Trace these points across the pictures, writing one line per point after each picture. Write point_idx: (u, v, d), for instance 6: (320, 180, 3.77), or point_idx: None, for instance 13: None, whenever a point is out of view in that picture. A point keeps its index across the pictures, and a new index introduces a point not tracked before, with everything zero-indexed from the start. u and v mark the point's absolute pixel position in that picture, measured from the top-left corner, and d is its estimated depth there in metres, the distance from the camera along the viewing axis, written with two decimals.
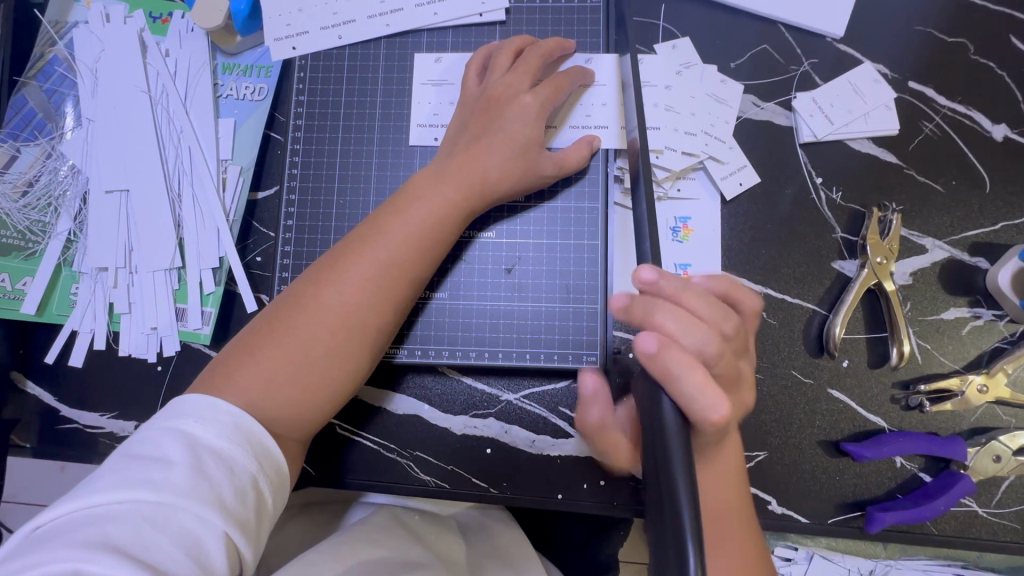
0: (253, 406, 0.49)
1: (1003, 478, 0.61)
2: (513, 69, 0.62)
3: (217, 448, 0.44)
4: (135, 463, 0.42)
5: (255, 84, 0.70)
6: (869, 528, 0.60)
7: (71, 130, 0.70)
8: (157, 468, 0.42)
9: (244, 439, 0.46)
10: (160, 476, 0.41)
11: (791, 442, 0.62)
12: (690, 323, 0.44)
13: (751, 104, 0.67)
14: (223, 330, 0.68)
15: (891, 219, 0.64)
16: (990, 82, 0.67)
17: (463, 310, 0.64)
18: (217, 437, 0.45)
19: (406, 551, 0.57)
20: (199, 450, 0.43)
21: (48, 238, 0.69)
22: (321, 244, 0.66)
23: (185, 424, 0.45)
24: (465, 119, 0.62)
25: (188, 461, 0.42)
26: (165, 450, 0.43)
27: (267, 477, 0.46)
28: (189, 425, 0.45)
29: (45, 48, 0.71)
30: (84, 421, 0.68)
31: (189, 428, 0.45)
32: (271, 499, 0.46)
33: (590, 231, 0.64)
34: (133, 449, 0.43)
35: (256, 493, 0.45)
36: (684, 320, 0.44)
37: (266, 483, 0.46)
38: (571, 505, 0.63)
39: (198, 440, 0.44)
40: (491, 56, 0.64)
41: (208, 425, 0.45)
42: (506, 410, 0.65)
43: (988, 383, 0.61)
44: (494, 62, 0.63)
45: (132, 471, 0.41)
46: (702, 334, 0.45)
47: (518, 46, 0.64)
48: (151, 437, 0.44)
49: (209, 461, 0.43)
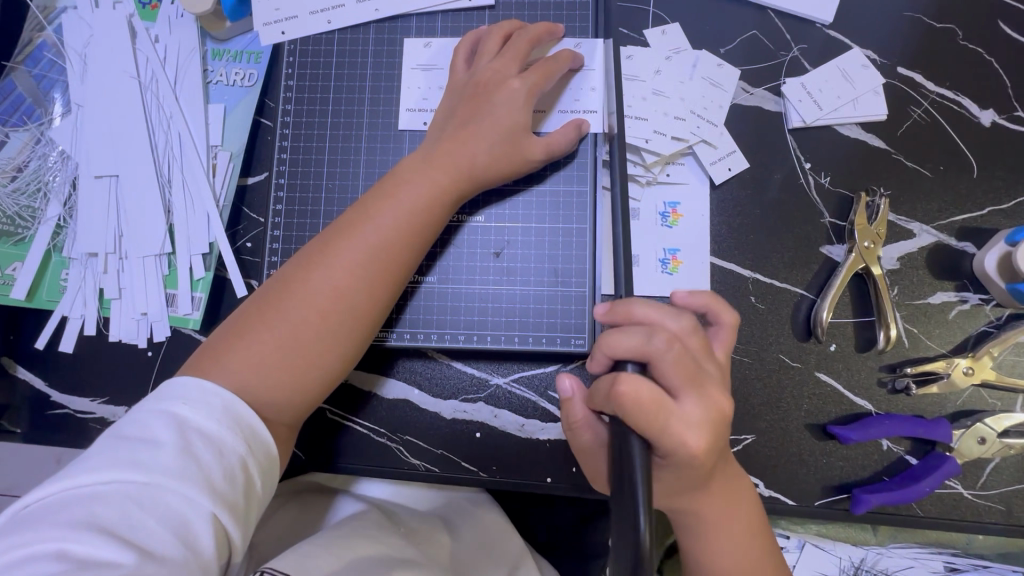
0: (242, 389, 0.49)
1: (988, 460, 0.62)
2: (501, 54, 0.62)
3: (206, 431, 0.44)
4: (125, 444, 0.42)
5: (245, 70, 0.70)
6: (855, 509, 0.60)
7: (60, 116, 0.70)
8: (145, 449, 0.42)
9: (233, 422, 0.46)
10: (148, 457, 0.41)
11: (778, 426, 0.62)
12: (635, 340, 0.47)
13: (741, 90, 0.67)
14: (213, 315, 0.68)
15: (879, 204, 0.64)
16: (978, 67, 0.67)
17: (452, 295, 0.64)
18: (206, 419, 0.45)
19: (396, 545, 0.58)
20: (188, 432, 0.44)
21: (37, 223, 0.69)
22: (310, 228, 0.66)
23: (175, 407, 0.45)
24: (453, 104, 0.62)
25: (176, 442, 0.42)
26: (154, 432, 0.43)
27: (257, 460, 0.46)
28: (178, 407, 0.45)
29: (34, 33, 0.71)
30: (74, 407, 0.68)
31: (178, 410, 0.45)
32: (260, 482, 0.46)
33: (579, 215, 0.64)
34: (122, 430, 0.44)
35: (245, 475, 0.45)
36: (634, 337, 0.47)
37: (255, 465, 0.46)
38: (560, 488, 0.64)
39: (187, 422, 0.44)
40: (480, 42, 0.64)
41: (198, 407, 0.45)
42: (495, 394, 0.65)
43: (973, 366, 0.61)
44: (484, 47, 0.63)
45: (121, 452, 0.42)
46: (647, 345, 0.47)
47: (507, 32, 0.63)
48: (141, 419, 0.44)
49: (198, 443, 0.43)
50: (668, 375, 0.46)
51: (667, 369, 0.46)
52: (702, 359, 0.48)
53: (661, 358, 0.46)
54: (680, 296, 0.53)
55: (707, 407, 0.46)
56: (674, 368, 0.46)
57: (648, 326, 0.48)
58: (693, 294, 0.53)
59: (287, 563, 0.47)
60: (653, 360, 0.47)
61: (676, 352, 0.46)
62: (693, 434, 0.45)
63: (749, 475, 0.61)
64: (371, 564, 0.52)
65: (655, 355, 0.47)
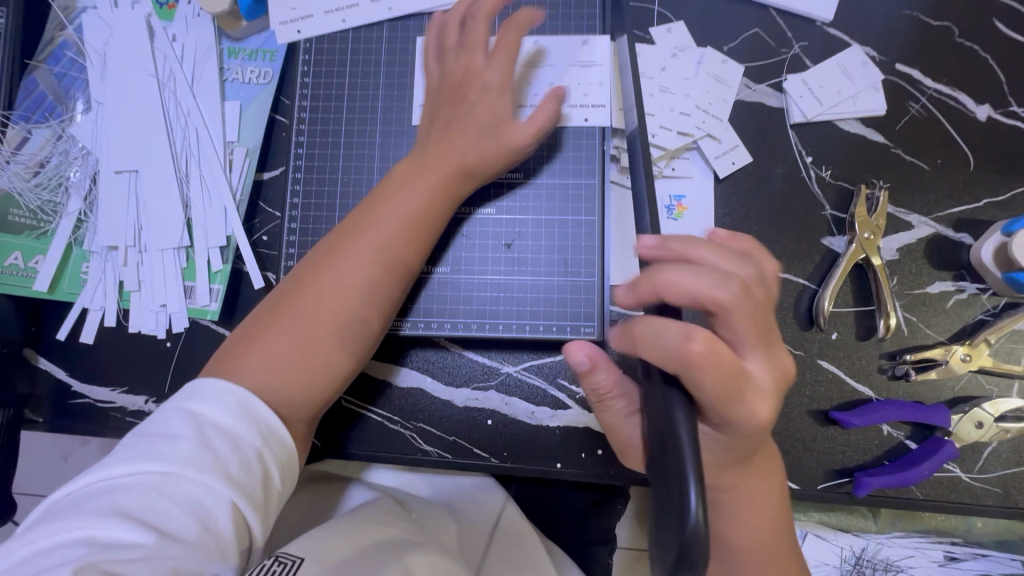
0: (260, 388, 0.51)
1: (985, 445, 0.63)
2: (467, 46, 0.63)
3: (223, 425, 0.46)
4: (146, 440, 0.44)
5: (260, 68, 0.72)
6: (857, 492, 0.62)
7: (81, 112, 0.72)
8: (164, 443, 0.43)
9: (248, 417, 0.48)
10: (167, 450, 0.43)
11: (782, 412, 0.64)
12: (704, 290, 0.42)
13: (744, 86, 0.69)
14: (231, 307, 0.69)
15: (879, 196, 0.65)
16: (974, 63, 0.69)
17: (465, 285, 0.66)
18: (222, 415, 0.46)
19: (407, 529, 0.59)
20: (205, 426, 0.45)
21: (59, 217, 0.71)
22: (326, 222, 0.68)
23: (193, 404, 0.47)
24: (431, 110, 0.64)
25: (194, 436, 0.44)
26: (173, 427, 0.45)
27: (273, 452, 0.48)
28: (195, 404, 0.47)
29: (55, 32, 0.73)
30: (95, 396, 0.69)
31: (196, 407, 0.47)
32: (278, 475, 0.48)
33: (587, 207, 0.66)
34: (143, 428, 0.45)
35: (262, 467, 0.46)
36: (703, 285, 0.42)
37: (271, 458, 0.47)
38: (570, 474, 0.65)
39: (204, 417, 0.46)
40: (443, 36, 0.65)
41: (213, 403, 0.47)
42: (507, 382, 0.67)
43: (970, 353, 0.63)
44: (445, 42, 0.64)
45: (142, 446, 0.44)
46: (717, 296, 0.42)
47: (462, 18, 0.65)
48: (160, 417, 0.46)
49: (215, 436, 0.45)
50: (737, 329, 0.43)
51: (737, 320, 0.43)
52: (763, 308, 0.45)
53: (732, 309, 0.42)
54: (721, 238, 0.49)
55: (776, 367, 0.45)
56: (744, 323, 0.43)
57: (719, 274, 0.43)
58: (733, 236, 0.49)
59: (302, 547, 0.49)
60: (722, 312, 0.43)
61: (749, 306, 0.43)
62: (759, 398, 0.44)
63: None
64: (386, 547, 0.53)
65: (725, 307, 0.43)
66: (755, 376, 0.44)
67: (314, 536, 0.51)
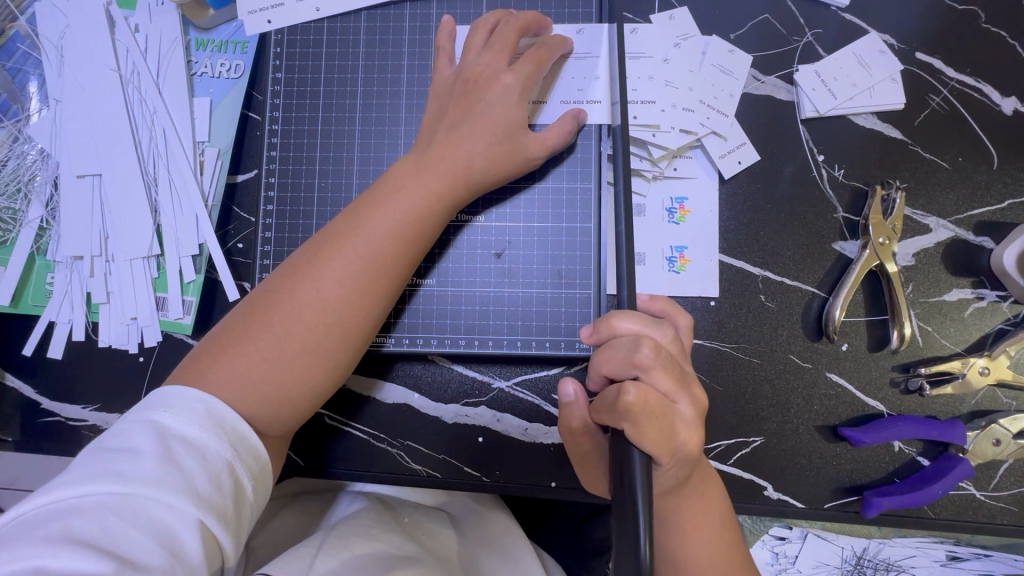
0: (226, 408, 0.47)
1: (1002, 461, 0.60)
2: (488, 47, 0.58)
3: (189, 437, 0.43)
4: (103, 456, 0.40)
5: (230, 61, 0.67)
6: (866, 512, 0.59)
7: (38, 111, 0.67)
8: (124, 459, 0.40)
9: (217, 426, 0.44)
10: (127, 467, 0.40)
11: (789, 427, 0.61)
12: (623, 354, 0.44)
13: (751, 78, 0.64)
14: (206, 319, 0.66)
15: (895, 198, 0.61)
16: (999, 51, 0.64)
17: (453, 297, 0.62)
18: (189, 426, 0.43)
19: (394, 542, 0.55)
20: (169, 439, 0.42)
21: (19, 225, 0.66)
22: (303, 229, 0.64)
23: (157, 416, 0.43)
24: (442, 105, 0.58)
25: (156, 450, 0.41)
26: (134, 441, 0.41)
27: (245, 464, 0.45)
28: (159, 416, 0.43)
29: (6, 24, 0.68)
30: (66, 414, 0.66)
31: (159, 418, 0.43)
32: (251, 488, 0.45)
33: (583, 213, 0.62)
34: (102, 443, 0.42)
35: (232, 480, 0.43)
36: (621, 351, 0.44)
37: (242, 470, 0.44)
38: (566, 492, 0.63)
39: (168, 430, 0.42)
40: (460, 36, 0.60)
41: (178, 414, 0.43)
42: (497, 398, 0.63)
43: (990, 366, 0.59)
44: (470, 40, 0.59)
45: (99, 464, 0.40)
46: (636, 358, 0.43)
47: (494, 22, 0.59)
48: (121, 430, 0.42)
49: (179, 450, 0.41)
50: (662, 386, 0.42)
51: (658, 378, 0.42)
52: (682, 362, 0.46)
53: (653, 368, 0.42)
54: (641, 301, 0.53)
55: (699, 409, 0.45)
56: (667, 377, 0.43)
57: (633, 335, 0.44)
58: (653, 297, 0.53)
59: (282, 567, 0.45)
60: (644, 372, 0.43)
61: (665, 360, 0.43)
62: (691, 435, 0.43)
63: (758, 478, 0.60)
64: (369, 565, 0.49)
65: (645, 366, 0.43)
66: (688, 423, 0.43)
67: (292, 553, 0.47)
